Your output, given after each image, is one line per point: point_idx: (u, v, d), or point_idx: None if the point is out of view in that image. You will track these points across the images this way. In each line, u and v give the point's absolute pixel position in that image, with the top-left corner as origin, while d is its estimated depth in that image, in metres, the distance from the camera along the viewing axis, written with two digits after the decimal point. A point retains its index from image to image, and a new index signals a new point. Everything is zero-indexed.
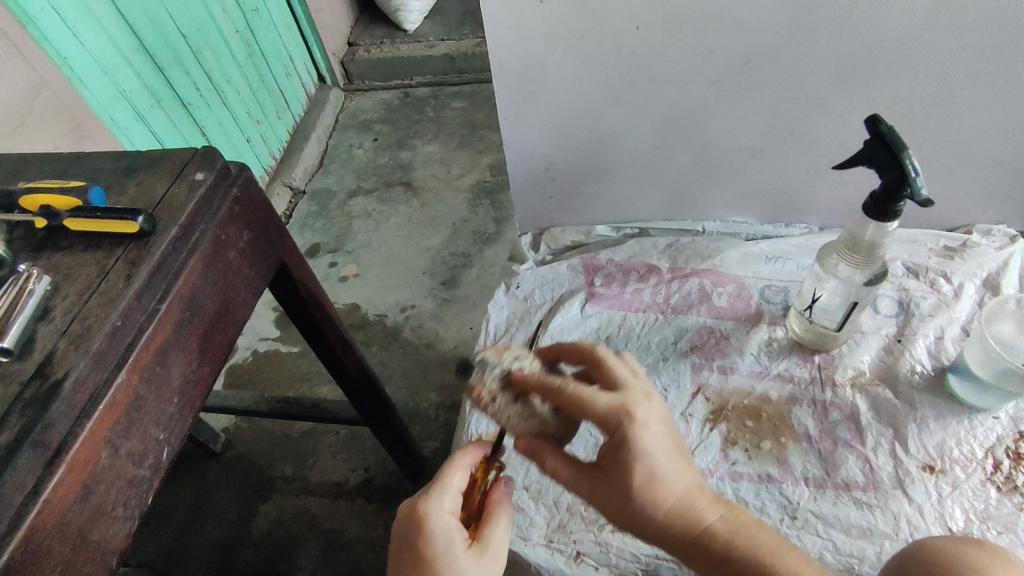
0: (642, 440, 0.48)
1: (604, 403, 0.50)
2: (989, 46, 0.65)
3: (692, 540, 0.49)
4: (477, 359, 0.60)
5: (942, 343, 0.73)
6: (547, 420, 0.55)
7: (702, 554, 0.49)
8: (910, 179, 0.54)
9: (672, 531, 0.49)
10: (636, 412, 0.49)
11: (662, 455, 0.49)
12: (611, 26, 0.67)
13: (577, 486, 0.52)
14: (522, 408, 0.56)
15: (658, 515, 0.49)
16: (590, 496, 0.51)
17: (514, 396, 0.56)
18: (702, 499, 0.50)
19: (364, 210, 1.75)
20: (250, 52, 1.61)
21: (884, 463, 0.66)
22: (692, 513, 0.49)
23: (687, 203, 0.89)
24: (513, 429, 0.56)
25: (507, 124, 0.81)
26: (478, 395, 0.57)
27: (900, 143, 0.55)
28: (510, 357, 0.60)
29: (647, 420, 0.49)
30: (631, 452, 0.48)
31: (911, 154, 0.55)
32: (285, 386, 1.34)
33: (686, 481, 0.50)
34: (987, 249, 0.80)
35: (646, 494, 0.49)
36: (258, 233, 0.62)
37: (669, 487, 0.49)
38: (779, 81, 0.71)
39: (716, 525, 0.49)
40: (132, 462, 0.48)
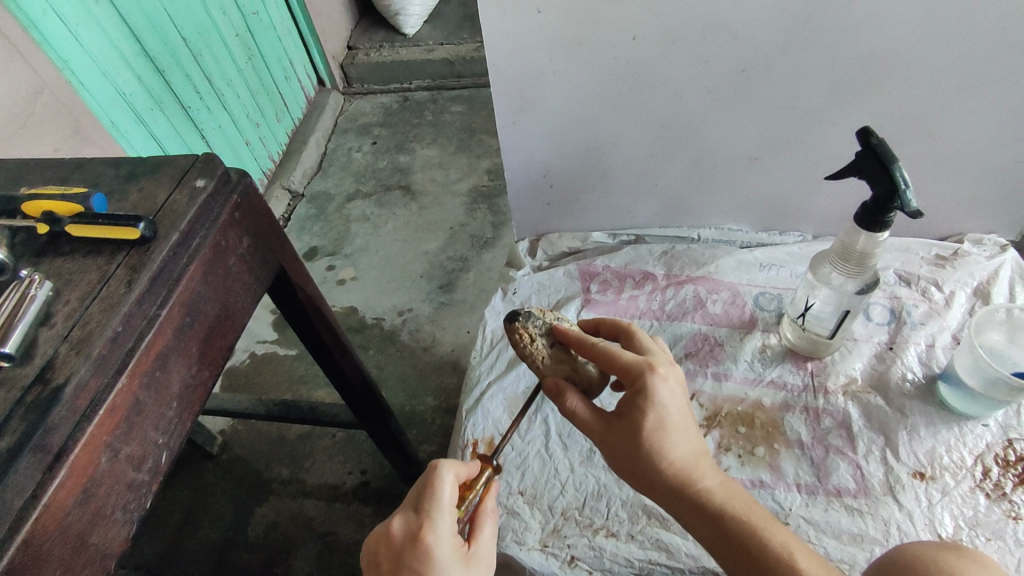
0: (659, 392, 0.50)
1: (629, 355, 0.52)
2: (977, 60, 0.66)
3: (690, 499, 0.50)
4: (526, 308, 0.61)
5: (933, 351, 0.74)
6: (580, 372, 0.58)
7: (696, 513, 0.50)
8: (899, 192, 0.55)
9: (673, 488, 0.50)
10: (660, 366, 0.51)
11: (675, 413, 0.51)
12: (608, 36, 0.68)
13: (591, 429, 0.54)
14: (558, 355, 0.58)
15: (661, 469, 0.50)
16: (600, 439, 0.53)
17: (552, 343, 0.58)
18: (704, 460, 0.52)
19: (362, 213, 1.76)
20: (251, 55, 1.62)
21: (875, 469, 0.67)
22: (694, 473, 0.50)
23: (683, 210, 0.90)
24: (545, 369, 0.58)
25: (506, 132, 0.82)
26: (519, 336, 0.58)
27: (890, 155, 0.56)
28: (553, 316, 0.61)
29: (668, 377, 0.51)
30: (647, 403, 0.50)
31: (901, 166, 0.56)
32: (282, 389, 1.35)
33: (694, 445, 0.51)
34: (978, 258, 0.81)
35: (655, 443, 0.50)
36: (257, 238, 0.62)
37: (675, 441, 0.50)
38: (774, 91, 0.72)
39: (715, 489, 0.50)
40: (131, 466, 0.48)
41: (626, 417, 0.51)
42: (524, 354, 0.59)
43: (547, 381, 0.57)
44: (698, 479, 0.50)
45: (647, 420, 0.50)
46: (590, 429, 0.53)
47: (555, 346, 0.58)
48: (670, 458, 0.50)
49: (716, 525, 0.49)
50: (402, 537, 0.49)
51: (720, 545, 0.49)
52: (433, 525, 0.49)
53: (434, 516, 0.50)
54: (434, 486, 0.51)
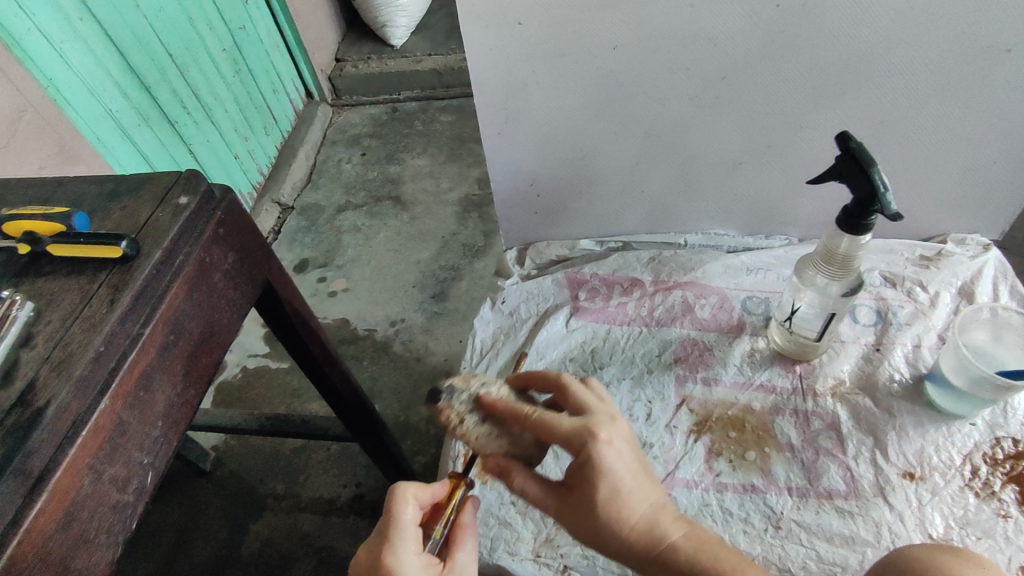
0: (605, 462, 0.49)
1: (568, 424, 0.51)
2: (954, 63, 0.67)
3: (657, 557, 0.50)
4: (445, 383, 0.59)
5: (920, 351, 0.75)
6: (518, 441, 0.56)
7: (665, 570, 0.50)
8: (880, 194, 0.56)
9: (635, 548, 0.50)
10: (595, 430, 0.50)
11: (623, 481, 0.50)
12: (589, 46, 0.69)
13: (546, 504, 0.53)
14: (492, 427, 0.56)
15: (624, 534, 0.50)
16: (558, 514, 0.53)
17: (481, 418, 0.57)
18: (663, 514, 0.51)
19: (352, 225, 1.76)
20: (238, 69, 1.62)
21: (865, 470, 0.67)
22: (653, 527, 0.50)
23: (670, 216, 0.90)
24: (482, 449, 0.56)
25: (491, 142, 0.82)
26: (446, 419, 0.57)
27: (869, 159, 0.57)
28: (477, 383, 0.60)
29: (611, 438, 0.50)
30: (595, 473, 0.49)
31: (880, 169, 0.56)
32: (275, 403, 1.34)
33: (650, 501, 0.51)
34: (962, 258, 0.82)
35: (611, 510, 0.50)
36: (242, 254, 0.62)
37: (630, 505, 0.50)
38: (755, 97, 0.73)
39: (679, 542, 0.50)
40: (115, 487, 0.48)
41: (578, 492, 0.51)
42: (456, 435, 0.57)
43: (489, 463, 0.56)
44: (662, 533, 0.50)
45: (599, 494, 0.50)
46: (545, 504, 0.53)
47: (487, 422, 0.56)
48: (629, 523, 0.50)
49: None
50: (370, 566, 0.49)
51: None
52: (397, 550, 0.49)
53: (405, 545, 0.49)
54: (394, 512, 0.51)
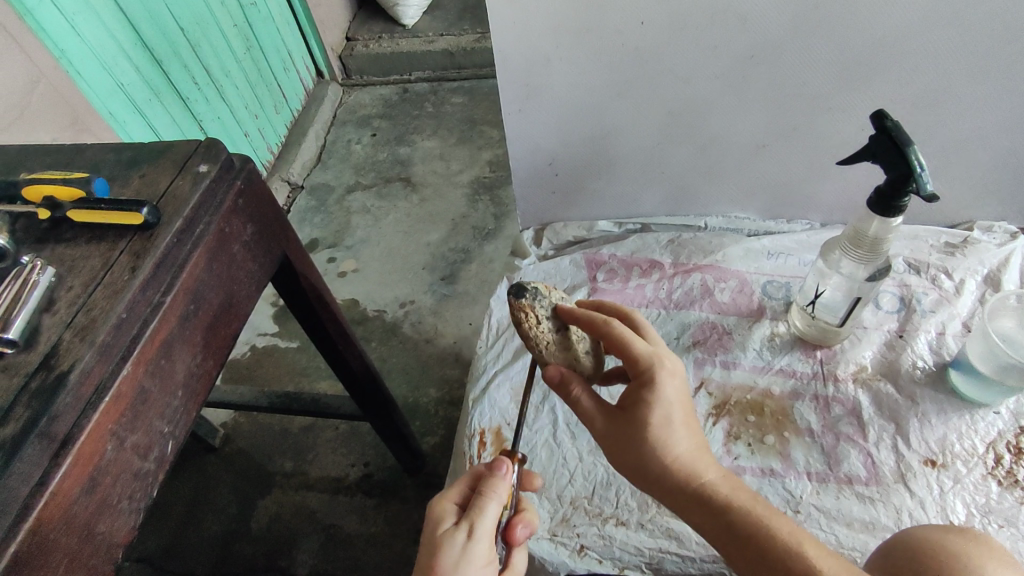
0: (662, 386, 0.50)
1: (641, 346, 0.51)
2: (991, 44, 0.65)
3: (693, 494, 0.49)
4: (530, 283, 0.58)
5: (943, 339, 0.74)
6: (580, 360, 0.57)
7: (701, 508, 0.49)
8: (915, 174, 0.55)
9: (673, 481, 0.50)
10: (656, 355, 0.51)
11: (671, 416, 0.50)
12: (616, 20, 0.67)
13: (595, 420, 0.53)
14: (562, 341, 0.57)
15: (666, 463, 0.49)
16: (605, 428, 0.53)
17: (557, 326, 0.57)
18: (706, 455, 0.51)
19: (362, 205, 1.75)
20: (249, 45, 1.61)
21: (886, 457, 0.66)
22: (696, 464, 0.50)
23: (690, 198, 0.89)
24: (547, 357, 0.56)
25: (511, 119, 0.80)
26: (521, 315, 0.55)
27: (906, 138, 0.56)
28: (556, 294, 0.59)
29: (675, 370, 0.51)
30: (653, 394, 0.49)
31: (917, 149, 0.55)
32: (284, 381, 1.34)
33: (695, 442, 0.51)
34: (988, 245, 0.81)
35: (659, 435, 0.50)
36: (261, 225, 0.61)
37: (673, 437, 0.50)
38: (783, 76, 0.71)
39: (721, 484, 0.49)
40: (137, 455, 0.47)
41: (628, 408, 0.51)
42: (524, 335, 0.56)
43: (551, 370, 0.54)
44: (704, 473, 0.50)
45: (648, 414, 0.50)
46: (595, 420, 0.53)
47: (562, 331, 0.57)
48: (673, 456, 0.49)
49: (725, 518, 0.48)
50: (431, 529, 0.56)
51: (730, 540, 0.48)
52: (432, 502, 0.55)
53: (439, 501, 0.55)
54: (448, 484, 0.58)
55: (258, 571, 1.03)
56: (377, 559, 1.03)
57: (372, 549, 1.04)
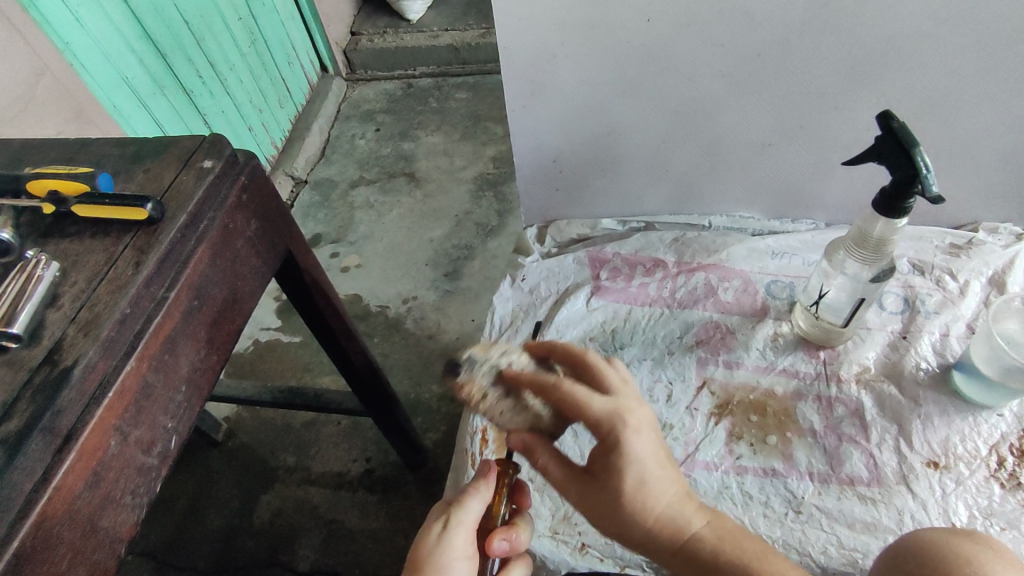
0: (634, 448, 0.48)
1: (598, 405, 0.48)
2: (1000, 44, 0.65)
3: (681, 548, 0.50)
4: (465, 354, 0.58)
5: (948, 340, 0.73)
6: (542, 418, 0.54)
7: (688, 559, 0.50)
8: (922, 176, 0.54)
9: (658, 538, 0.50)
10: (620, 418, 0.48)
11: (643, 485, 0.49)
12: (622, 17, 0.67)
13: (565, 486, 0.53)
14: (514, 402, 0.55)
15: (647, 527, 0.50)
16: (579, 498, 0.52)
17: (504, 392, 0.55)
18: (686, 506, 0.51)
19: (366, 201, 1.75)
20: (253, 40, 1.60)
21: (888, 458, 0.66)
22: (675, 523, 0.50)
23: (694, 197, 0.89)
24: (506, 424, 0.55)
25: (515, 116, 0.80)
26: (469, 393, 0.55)
27: (912, 139, 0.55)
28: (497, 352, 0.58)
29: (640, 425, 0.49)
30: (623, 459, 0.48)
31: (923, 150, 0.55)
32: (287, 376, 1.34)
33: (674, 489, 0.51)
34: (994, 247, 0.80)
35: (635, 501, 0.49)
36: (265, 221, 0.61)
37: (650, 501, 0.50)
38: (790, 75, 0.71)
39: (704, 533, 0.51)
40: (140, 450, 0.47)
41: (598, 483, 0.50)
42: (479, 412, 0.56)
43: (516, 437, 0.54)
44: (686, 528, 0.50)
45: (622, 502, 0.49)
46: (566, 487, 0.53)
47: (509, 396, 0.55)
48: (655, 520, 0.50)
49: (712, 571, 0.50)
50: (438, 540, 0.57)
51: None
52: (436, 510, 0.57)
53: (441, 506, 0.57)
54: None
55: (260, 565, 1.04)
56: (378, 554, 1.04)
57: (373, 545, 1.04)
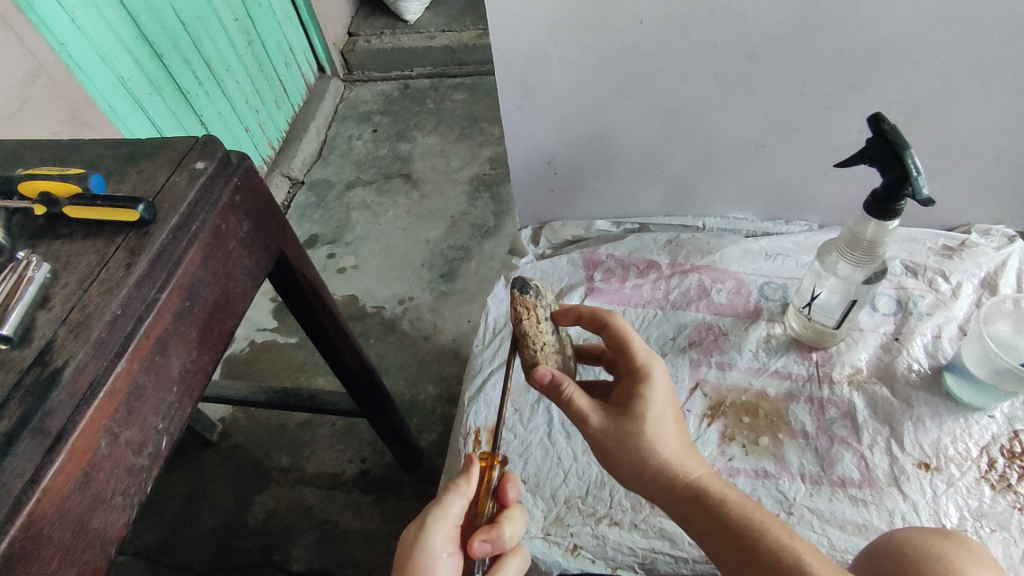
0: (656, 382, 0.55)
1: (637, 343, 0.57)
2: (991, 46, 0.65)
3: (691, 491, 0.51)
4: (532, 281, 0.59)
5: (939, 342, 0.74)
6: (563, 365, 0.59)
7: (697, 505, 0.51)
8: (911, 178, 0.55)
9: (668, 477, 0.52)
10: (648, 353, 0.57)
11: (660, 415, 0.53)
12: (615, 19, 0.67)
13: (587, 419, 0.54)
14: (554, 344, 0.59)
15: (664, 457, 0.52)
16: (600, 429, 0.54)
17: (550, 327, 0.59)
18: (692, 454, 0.54)
19: (362, 201, 1.75)
20: (250, 40, 1.60)
21: (879, 460, 0.66)
22: (684, 464, 0.53)
23: (688, 199, 0.89)
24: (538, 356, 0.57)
25: (509, 117, 0.80)
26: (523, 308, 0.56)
27: (902, 142, 0.56)
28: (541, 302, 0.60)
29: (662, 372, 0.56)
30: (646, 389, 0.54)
31: (913, 153, 0.55)
32: (282, 377, 1.34)
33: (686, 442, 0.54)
34: (985, 249, 0.81)
35: (655, 432, 0.53)
36: (257, 222, 0.62)
37: (664, 435, 0.53)
38: (783, 77, 0.71)
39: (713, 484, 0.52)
40: (131, 451, 0.47)
41: (622, 406, 0.54)
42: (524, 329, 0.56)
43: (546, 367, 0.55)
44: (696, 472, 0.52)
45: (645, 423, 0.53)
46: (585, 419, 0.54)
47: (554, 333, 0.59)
48: (668, 457, 0.52)
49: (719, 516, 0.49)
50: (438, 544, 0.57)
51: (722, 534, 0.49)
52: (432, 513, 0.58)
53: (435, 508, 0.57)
54: None
55: (254, 566, 1.04)
56: (372, 555, 1.04)
57: (367, 546, 1.04)
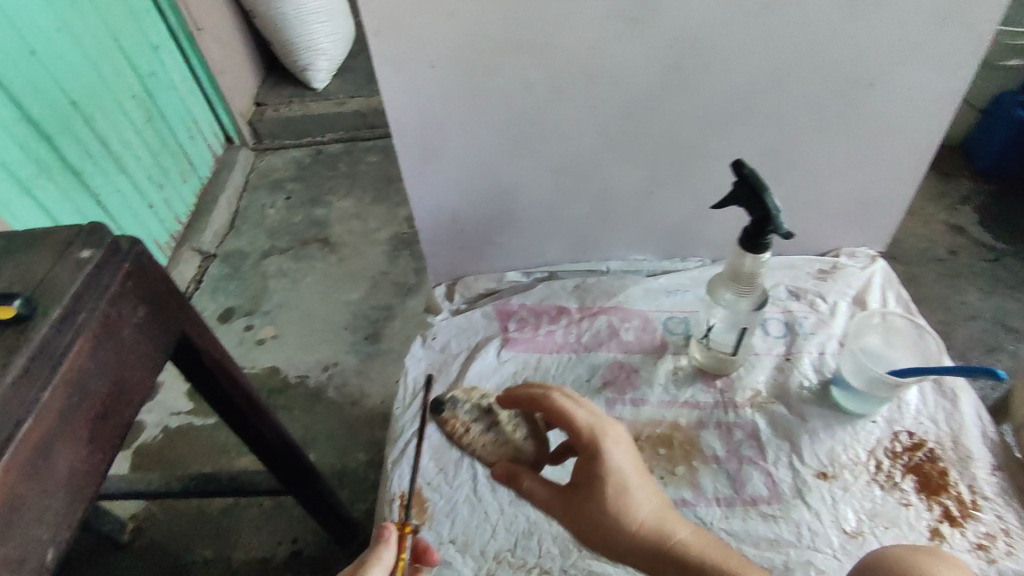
0: (614, 455, 0.55)
1: (582, 419, 0.57)
2: (828, 96, 0.75)
3: (669, 555, 0.53)
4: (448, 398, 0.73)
5: (824, 358, 0.80)
6: (520, 447, 0.66)
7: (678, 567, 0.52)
8: (773, 216, 0.61)
9: (639, 547, 0.53)
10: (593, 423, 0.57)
11: (617, 497, 0.54)
12: (501, 86, 0.72)
13: (553, 505, 0.57)
14: (495, 438, 0.68)
15: (633, 530, 0.53)
16: (566, 514, 0.56)
17: (486, 427, 0.69)
18: (671, 515, 0.55)
19: (279, 269, 1.72)
20: (149, 115, 1.58)
21: (784, 475, 0.70)
22: (669, 533, 0.53)
23: (591, 245, 0.94)
24: (489, 454, 0.67)
25: (413, 182, 0.83)
26: (453, 427, 0.70)
27: (762, 184, 0.62)
28: (478, 394, 0.73)
29: (616, 440, 0.56)
30: (603, 466, 0.55)
31: (771, 193, 0.62)
32: (200, 462, 1.26)
33: (654, 501, 0.55)
34: (854, 270, 0.90)
35: (619, 502, 0.54)
36: (153, 306, 0.60)
37: (629, 505, 0.54)
38: (659, 131, 0.78)
39: (688, 540, 0.53)
40: (8, 568, 0.44)
41: (577, 479, 0.56)
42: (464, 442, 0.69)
43: (500, 467, 0.62)
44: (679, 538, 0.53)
45: (607, 500, 0.54)
46: (551, 505, 0.58)
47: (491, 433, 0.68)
48: (651, 527, 0.54)
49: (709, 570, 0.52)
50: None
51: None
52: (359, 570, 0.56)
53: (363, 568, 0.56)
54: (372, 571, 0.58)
55: None
56: None
57: None
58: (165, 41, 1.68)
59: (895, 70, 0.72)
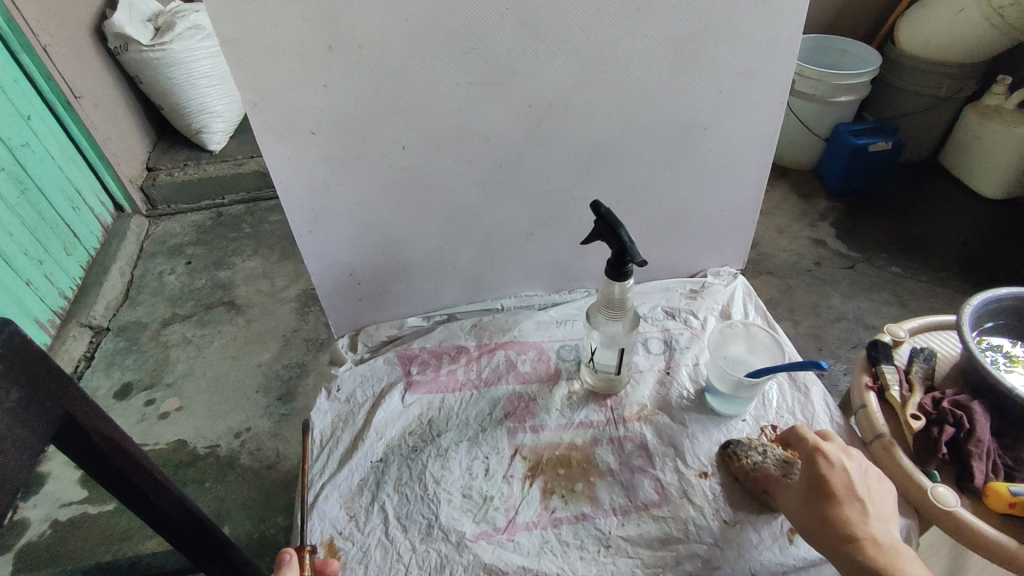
0: (836, 461, 0.67)
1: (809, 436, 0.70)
2: (668, 138, 0.87)
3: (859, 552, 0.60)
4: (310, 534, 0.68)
5: (699, 369, 0.89)
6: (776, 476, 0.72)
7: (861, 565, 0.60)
8: (629, 247, 0.70)
9: (840, 540, 0.62)
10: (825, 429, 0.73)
11: (863, 477, 0.66)
12: (380, 146, 0.78)
13: (793, 514, 0.67)
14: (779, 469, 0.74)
15: (844, 526, 0.63)
16: (805, 520, 0.66)
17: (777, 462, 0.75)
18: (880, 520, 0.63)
19: (181, 336, 1.66)
20: (24, 189, 1.51)
21: (670, 478, 0.77)
22: (848, 509, 0.63)
23: (485, 286, 1.00)
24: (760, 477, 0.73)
25: (304, 241, 0.86)
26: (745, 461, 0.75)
27: (616, 221, 0.71)
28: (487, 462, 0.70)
29: (849, 453, 0.68)
30: (829, 468, 0.66)
31: (625, 227, 0.70)
32: (99, 552, 1.18)
33: (877, 506, 0.64)
34: (718, 287, 1.01)
35: (844, 500, 0.64)
36: (30, 387, 0.60)
37: (857, 475, 0.66)
38: (531, 178, 0.86)
39: (875, 544, 0.60)
40: None
41: (807, 469, 0.68)
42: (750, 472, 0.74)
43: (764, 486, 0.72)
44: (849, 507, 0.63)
45: (835, 473, 0.66)
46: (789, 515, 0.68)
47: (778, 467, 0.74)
48: (835, 498, 0.64)
49: (833, 545, 0.62)
50: None
51: (844, 559, 0.61)
52: None
53: None
54: None
55: None
56: None
57: None
58: (40, 113, 1.62)
59: (720, 118, 0.86)
